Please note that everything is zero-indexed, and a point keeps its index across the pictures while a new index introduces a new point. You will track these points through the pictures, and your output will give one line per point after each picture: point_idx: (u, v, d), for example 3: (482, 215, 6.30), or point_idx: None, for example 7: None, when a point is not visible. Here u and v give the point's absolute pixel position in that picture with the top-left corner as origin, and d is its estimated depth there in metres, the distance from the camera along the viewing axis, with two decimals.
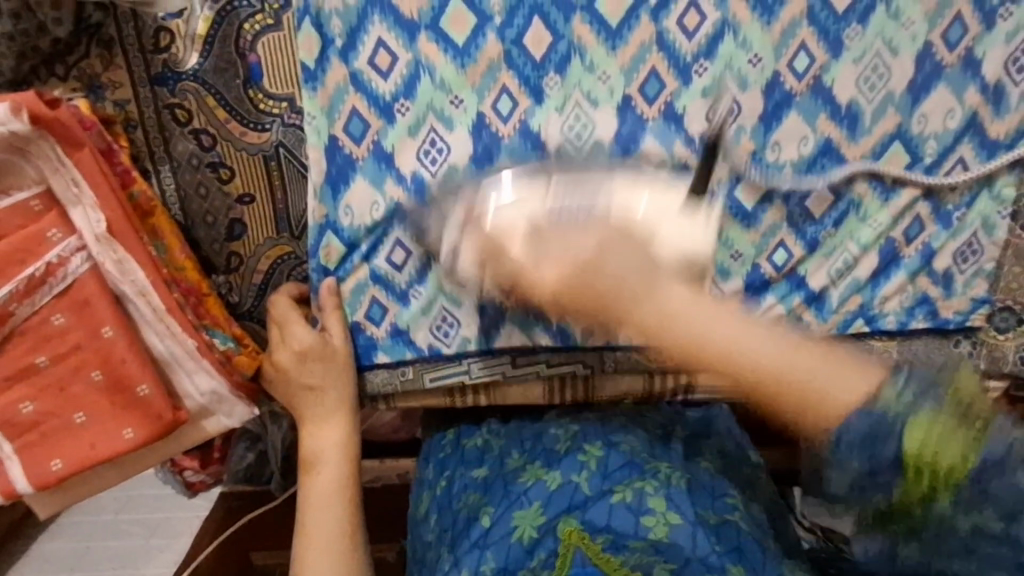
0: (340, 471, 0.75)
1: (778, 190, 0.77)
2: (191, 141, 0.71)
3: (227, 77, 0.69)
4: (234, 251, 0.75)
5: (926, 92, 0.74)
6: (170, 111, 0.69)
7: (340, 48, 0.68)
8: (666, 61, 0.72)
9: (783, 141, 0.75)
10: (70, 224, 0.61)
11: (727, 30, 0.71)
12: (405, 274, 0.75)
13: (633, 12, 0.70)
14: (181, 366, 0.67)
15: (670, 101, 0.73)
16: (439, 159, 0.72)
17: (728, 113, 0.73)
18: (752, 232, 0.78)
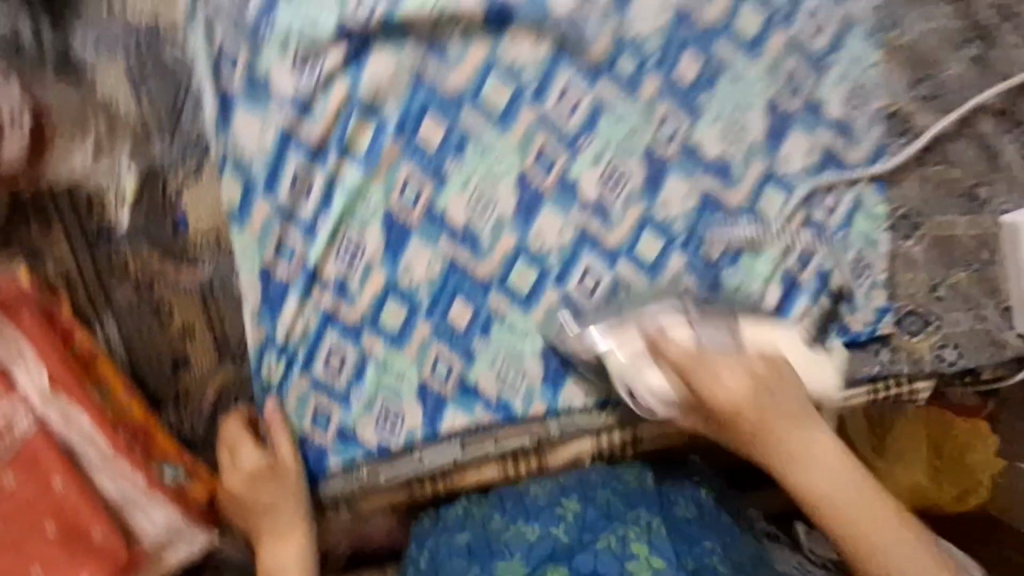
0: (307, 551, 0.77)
1: (675, 241, 0.85)
2: (131, 290, 0.76)
3: (157, 228, 0.76)
4: (181, 384, 0.79)
5: (783, 136, 0.83)
6: (108, 267, 0.75)
7: (263, 185, 0.75)
8: (552, 141, 0.79)
9: (670, 199, 0.83)
10: (14, 386, 0.65)
11: (602, 109, 0.79)
12: (343, 376, 0.82)
13: (514, 102, 0.77)
14: (136, 505, 0.69)
15: (563, 175, 0.80)
16: (357, 259, 0.79)
17: (615, 179, 0.81)
18: (658, 282, 0.85)
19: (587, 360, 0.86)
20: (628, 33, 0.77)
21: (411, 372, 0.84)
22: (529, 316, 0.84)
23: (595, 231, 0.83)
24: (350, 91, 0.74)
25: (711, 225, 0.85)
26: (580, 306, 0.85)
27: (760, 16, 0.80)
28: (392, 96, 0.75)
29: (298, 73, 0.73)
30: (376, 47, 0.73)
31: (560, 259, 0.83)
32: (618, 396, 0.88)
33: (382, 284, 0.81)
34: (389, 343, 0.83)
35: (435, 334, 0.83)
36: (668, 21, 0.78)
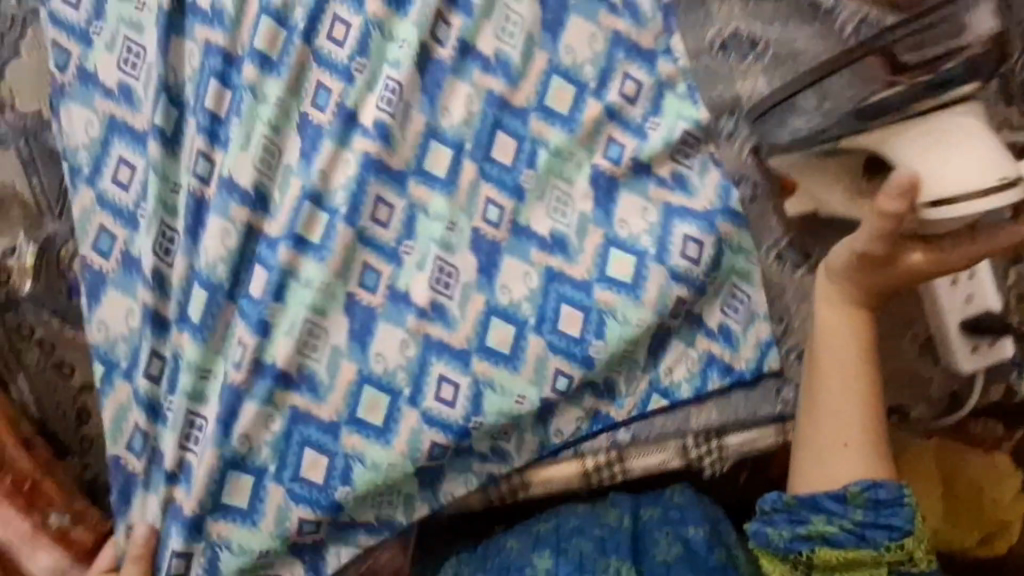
0: None
1: (527, 325, 0.83)
2: (37, 350, 0.86)
3: (55, 292, 0.85)
4: (85, 434, 0.87)
5: (612, 201, 0.84)
6: (18, 330, 0.85)
7: (123, 369, 0.83)
8: (373, 255, 0.82)
9: (511, 284, 0.83)
10: None
11: (417, 212, 0.83)
12: (207, 445, 0.81)
13: (329, 231, 0.81)
14: (21, 550, 0.76)
15: (391, 288, 0.83)
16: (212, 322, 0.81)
17: (448, 280, 0.83)
18: (520, 373, 0.83)
19: (460, 430, 0.82)
20: (438, 126, 0.83)
21: (275, 525, 0.82)
22: (391, 449, 0.82)
23: (439, 335, 0.82)
24: (188, 259, 0.81)
25: (564, 303, 0.83)
26: (445, 421, 0.82)
27: (569, 90, 0.84)
28: (218, 261, 0.81)
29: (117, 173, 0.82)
30: (210, 211, 0.81)
31: (408, 374, 0.82)
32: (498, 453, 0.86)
33: (221, 456, 0.80)
34: (243, 423, 0.81)
35: (291, 428, 0.82)
36: (479, 108, 0.83)
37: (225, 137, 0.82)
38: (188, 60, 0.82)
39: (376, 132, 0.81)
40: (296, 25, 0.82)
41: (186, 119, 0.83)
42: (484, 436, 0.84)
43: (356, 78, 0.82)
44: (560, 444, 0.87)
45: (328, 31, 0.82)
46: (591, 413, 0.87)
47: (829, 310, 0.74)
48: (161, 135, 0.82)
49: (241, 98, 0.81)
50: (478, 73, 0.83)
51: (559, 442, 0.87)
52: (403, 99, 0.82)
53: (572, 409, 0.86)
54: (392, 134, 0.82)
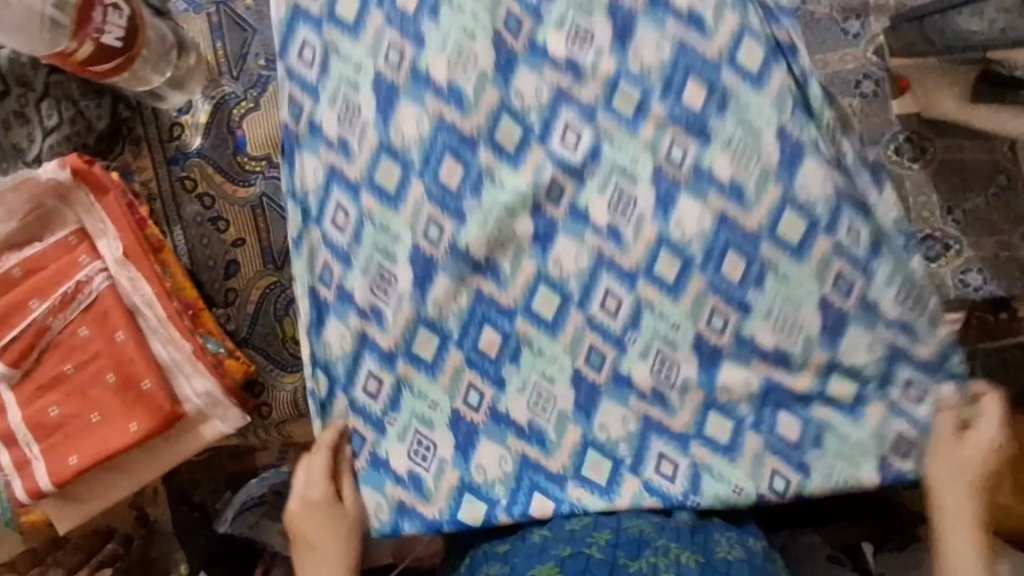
0: (323, 520, 0.77)
1: (693, 261, 0.76)
2: (196, 203, 0.91)
3: (221, 149, 0.91)
4: (231, 287, 0.91)
5: (795, 163, 0.74)
6: (181, 182, 0.91)
7: (313, 215, 0.82)
8: (562, 173, 0.78)
9: (683, 216, 0.76)
10: (96, 252, 0.78)
11: (602, 144, 0.78)
12: (381, 401, 0.81)
13: (525, 140, 0.79)
14: (180, 370, 0.78)
15: (574, 203, 0.78)
16: (353, 121, 0.80)
17: (626, 203, 0.77)
18: (680, 305, 0.77)
19: (620, 347, 0.78)
20: (628, 70, 0.77)
21: (442, 403, 0.80)
22: (557, 340, 0.79)
23: (611, 252, 0.78)
24: (380, 136, 0.80)
25: (730, 247, 0.75)
26: (603, 329, 0.79)
27: (759, 50, 0.75)
28: (411, 144, 0.79)
29: (343, 122, 0.80)
30: (401, 97, 0.79)
31: (580, 282, 0.79)
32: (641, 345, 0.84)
33: (413, 316, 0.80)
34: (423, 373, 0.81)
35: (467, 364, 0.80)
36: (669, 52, 0.76)
37: (417, 33, 0.79)
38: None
39: (567, 65, 0.78)
40: None
41: None
42: (642, 360, 0.78)
43: (547, 15, 0.78)
44: None
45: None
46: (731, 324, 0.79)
47: (943, 460, 0.72)
48: (345, 27, 0.80)
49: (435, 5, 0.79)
50: (671, 22, 0.76)
51: None
52: (594, 45, 0.77)
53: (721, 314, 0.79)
54: (584, 68, 0.77)
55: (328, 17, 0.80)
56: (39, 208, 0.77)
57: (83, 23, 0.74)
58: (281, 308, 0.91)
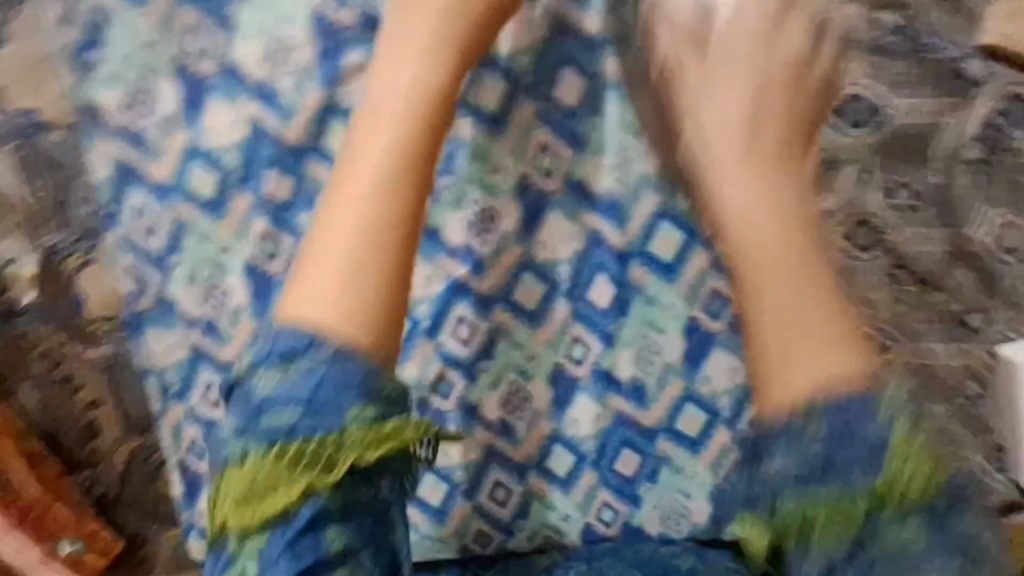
0: (355, 239, 0.60)
1: (586, 457, 0.81)
2: (42, 361, 0.80)
3: (60, 306, 0.78)
4: (95, 448, 0.83)
5: (703, 357, 0.76)
6: (19, 339, 0.79)
7: (175, 392, 0.79)
8: (452, 370, 0.77)
9: (578, 419, 0.79)
10: None
11: (499, 336, 0.76)
12: None
13: (411, 335, 0.76)
14: None
15: (463, 398, 0.79)
16: (224, 304, 0.76)
17: (519, 401, 0.79)
18: (572, 496, 0.82)
19: (507, 531, 0.84)
20: (534, 259, 0.74)
21: None
22: (443, 528, 0.83)
23: (502, 448, 0.81)
24: (256, 324, 0.76)
25: (625, 444, 0.80)
26: (493, 517, 0.83)
27: (676, 238, 0.72)
28: None
29: (207, 302, 0.76)
30: (279, 289, 0.74)
31: (467, 473, 0.82)
32: (525, 523, 0.83)
33: None
34: None
35: None
36: (581, 246, 0.73)
37: (294, 225, 0.72)
38: (229, 130, 0.68)
39: (468, 258, 0.73)
40: None
41: (232, 188, 0.71)
42: (529, 544, 0.84)
43: (443, 195, 0.71)
44: (603, 502, 0.82)
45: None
46: (623, 518, 0.83)
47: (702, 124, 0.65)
48: (207, 204, 0.71)
49: (314, 195, 0.70)
50: (583, 209, 0.72)
51: (602, 500, 0.82)
52: (498, 230, 0.72)
53: (612, 502, 0.82)
54: (483, 261, 0.73)
55: (173, 187, 0.71)
56: None
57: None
58: (151, 471, 0.84)
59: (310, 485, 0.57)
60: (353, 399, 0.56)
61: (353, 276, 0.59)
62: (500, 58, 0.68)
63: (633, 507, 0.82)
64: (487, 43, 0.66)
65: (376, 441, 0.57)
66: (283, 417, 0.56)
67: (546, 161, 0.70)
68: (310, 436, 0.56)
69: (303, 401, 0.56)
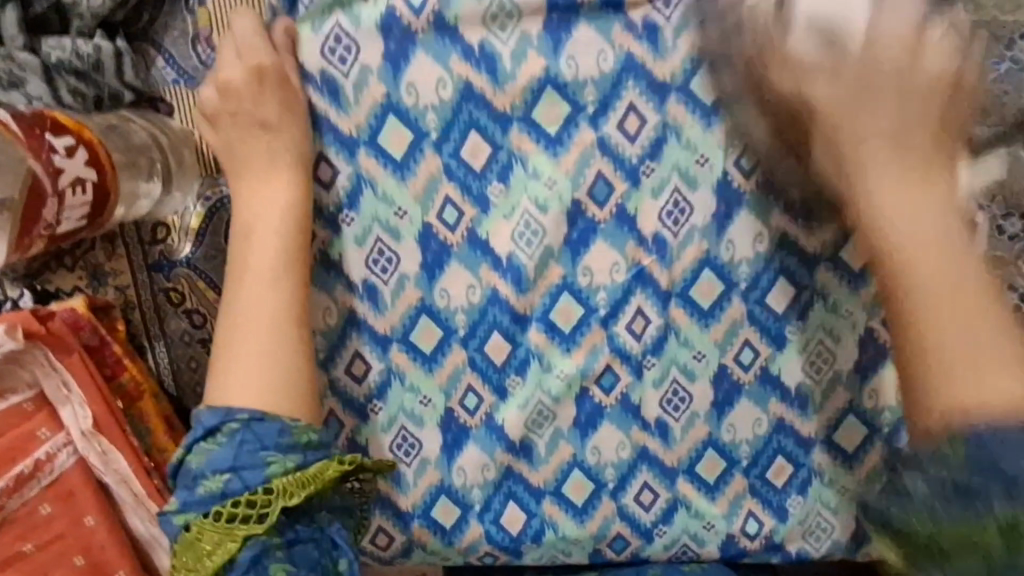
0: (266, 295, 0.68)
1: (738, 464, 0.79)
2: (184, 319, 0.76)
3: (216, 262, 0.74)
4: None
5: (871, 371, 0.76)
6: (165, 293, 0.75)
7: (322, 359, 0.76)
8: (619, 360, 0.76)
9: (737, 423, 0.78)
10: (59, 422, 0.64)
11: (671, 331, 0.76)
12: (390, 553, 0.81)
13: (584, 321, 0.75)
14: (161, 545, 0.68)
15: (626, 393, 0.77)
16: (389, 269, 0.74)
17: (679, 400, 0.77)
18: (717, 504, 0.80)
19: (647, 536, 0.81)
20: (718, 257, 0.73)
21: (456, 558, 0.81)
22: (583, 527, 0.80)
23: (655, 448, 0.79)
24: (422, 295, 0.75)
25: (780, 453, 0.78)
26: (635, 519, 0.80)
27: None
28: (459, 309, 0.75)
29: (372, 264, 0.74)
30: (453, 259, 0.74)
31: (616, 472, 0.79)
32: (663, 527, 0.81)
33: (435, 481, 0.79)
34: (440, 537, 0.80)
35: (487, 536, 0.80)
36: (766, 249, 0.73)
37: (481, 192, 0.72)
38: (434, 87, 0.70)
39: (655, 247, 0.73)
40: (584, 104, 0.71)
41: (424, 147, 0.71)
42: (665, 550, 0.81)
43: (643, 180, 0.72)
44: (749, 513, 0.80)
45: (624, 114, 0.71)
46: (768, 533, 0.80)
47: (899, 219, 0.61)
48: (395, 163, 0.71)
49: (510, 164, 0.72)
50: (776, 213, 0.72)
51: (748, 510, 0.80)
52: (689, 223, 0.73)
53: (759, 512, 0.80)
54: (671, 253, 0.73)
55: (364, 140, 0.71)
56: None
57: (31, 223, 0.58)
58: None
59: (247, 532, 0.59)
60: (270, 450, 0.62)
61: (258, 371, 0.65)
62: (724, 52, 0.70)
63: (779, 520, 0.80)
64: (710, 36, 0.69)
65: (297, 484, 0.61)
66: (216, 482, 0.60)
67: (748, 159, 0.71)
68: (251, 488, 0.60)
69: (228, 469, 0.60)
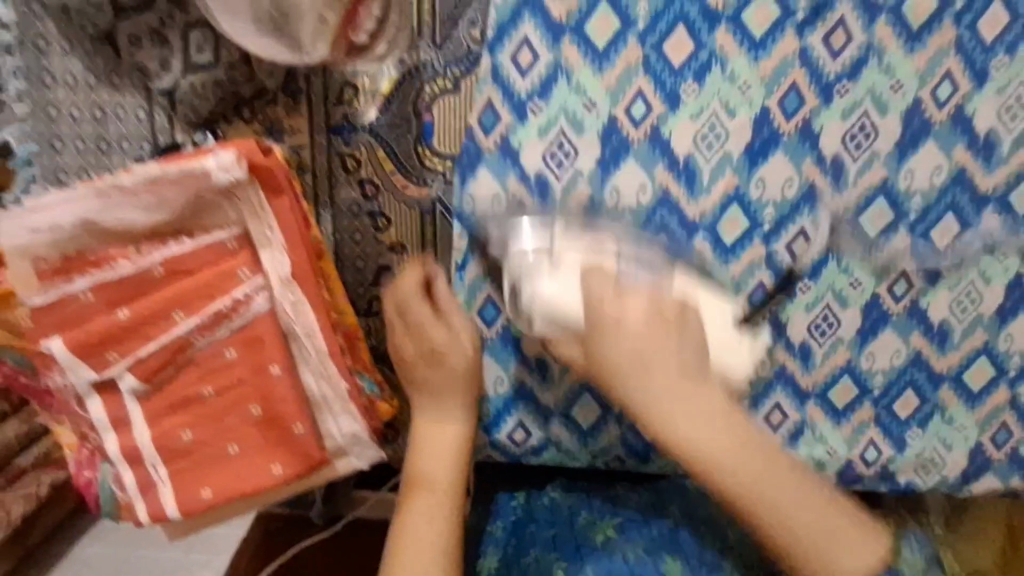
0: (450, 461, 0.73)
1: (869, 394, 0.82)
2: (355, 189, 0.76)
3: (400, 133, 0.75)
4: (376, 294, 0.80)
5: (1013, 315, 0.79)
6: (341, 160, 0.75)
7: (482, 246, 0.74)
8: (771, 278, 0.77)
9: (877, 352, 0.80)
10: (257, 265, 0.63)
11: (830, 257, 0.77)
12: (521, 448, 0.81)
13: (747, 235, 0.76)
14: (328, 407, 0.68)
15: (776, 313, 0.79)
16: (564, 165, 0.73)
17: (826, 327, 0.79)
18: (841, 429, 0.83)
19: None
20: (894, 185, 0.74)
21: (584, 459, 0.82)
22: None
23: (793, 370, 0.81)
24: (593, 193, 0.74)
25: (910, 385, 0.81)
26: None
27: None
28: (625, 210, 0.74)
29: (550, 155, 0.73)
30: (631, 155, 0.74)
31: (754, 390, 0.81)
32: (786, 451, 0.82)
33: (580, 379, 0.80)
34: (576, 436, 0.81)
35: (621, 439, 0.81)
36: (941, 182, 0.74)
37: (674, 91, 0.72)
38: None
39: (831, 170, 0.74)
40: (795, 11, 0.69)
41: (628, 38, 0.70)
42: None
43: (836, 100, 0.72)
44: (869, 441, 0.83)
45: (831, 30, 0.70)
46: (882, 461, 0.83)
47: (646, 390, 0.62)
48: (595, 51, 0.70)
49: (708, 65, 0.71)
50: (959, 148, 0.73)
51: (869, 439, 0.83)
52: (872, 147, 0.73)
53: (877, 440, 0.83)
54: (846, 177, 0.74)
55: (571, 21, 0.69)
56: (193, 202, 0.59)
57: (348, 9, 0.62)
58: None
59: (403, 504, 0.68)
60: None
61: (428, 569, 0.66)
62: None
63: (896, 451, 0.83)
64: None
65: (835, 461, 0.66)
66: None
67: (946, 92, 0.71)
68: None
69: None
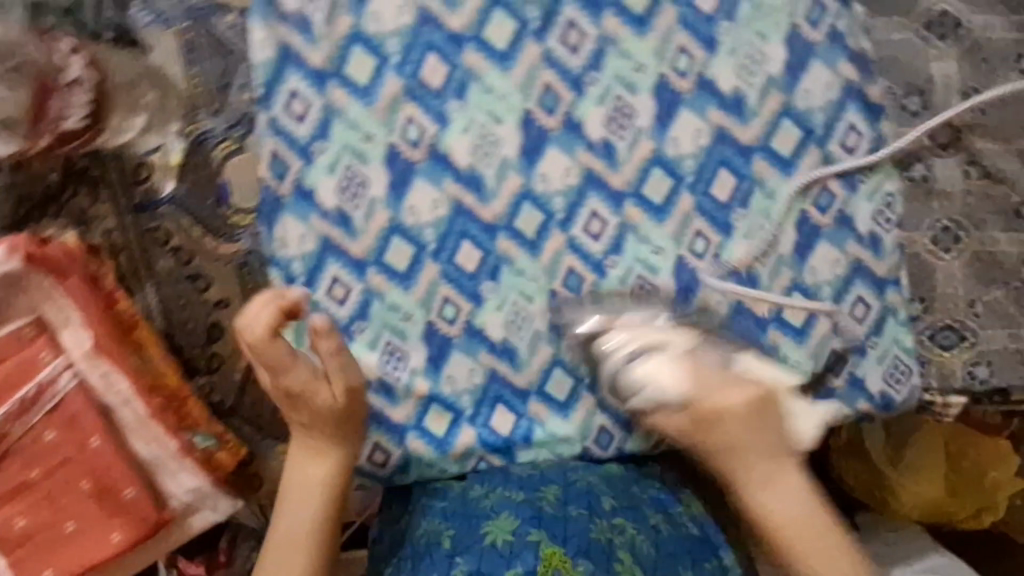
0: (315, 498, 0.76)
1: None
2: (170, 258, 0.79)
3: (201, 197, 0.79)
4: (215, 352, 0.81)
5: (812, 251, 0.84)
6: (150, 233, 0.78)
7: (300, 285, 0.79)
8: (581, 262, 0.83)
9: (698, 308, 0.85)
10: (58, 346, 0.66)
11: (628, 230, 0.83)
12: (386, 469, 0.85)
13: (545, 228, 0.82)
14: (165, 467, 0.71)
15: (594, 292, 0.84)
16: (360, 195, 0.78)
17: (645, 295, 0.84)
18: None
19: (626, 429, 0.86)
20: (664, 154, 0.81)
21: (451, 468, 0.86)
22: (568, 423, 0.85)
23: None
24: (391, 216, 0.79)
25: None
26: (615, 411, 0.86)
27: (796, 135, 0.81)
28: (427, 223, 0.80)
29: (343, 190, 0.78)
30: (417, 175, 0.79)
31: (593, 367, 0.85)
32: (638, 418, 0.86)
33: (425, 392, 0.83)
34: (433, 446, 0.84)
35: (479, 440, 0.85)
36: (705, 142, 0.81)
37: (441, 110, 0.77)
38: (392, 14, 0.75)
39: (602, 150, 0.80)
40: (528, 21, 0.77)
41: (385, 73, 0.76)
42: (646, 440, 0.87)
43: (587, 90, 0.79)
44: None
45: (564, 30, 0.77)
46: None
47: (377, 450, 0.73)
48: (360, 90, 0.76)
49: (464, 82, 0.77)
50: (712, 110, 0.80)
51: None
52: (633, 126, 0.80)
53: None
54: (618, 155, 0.80)
55: (330, 70, 0.75)
56: None
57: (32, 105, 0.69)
58: None
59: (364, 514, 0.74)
60: None
61: None
62: None
63: None
64: None
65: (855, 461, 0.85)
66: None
67: (685, 63, 0.78)
68: None
69: None
